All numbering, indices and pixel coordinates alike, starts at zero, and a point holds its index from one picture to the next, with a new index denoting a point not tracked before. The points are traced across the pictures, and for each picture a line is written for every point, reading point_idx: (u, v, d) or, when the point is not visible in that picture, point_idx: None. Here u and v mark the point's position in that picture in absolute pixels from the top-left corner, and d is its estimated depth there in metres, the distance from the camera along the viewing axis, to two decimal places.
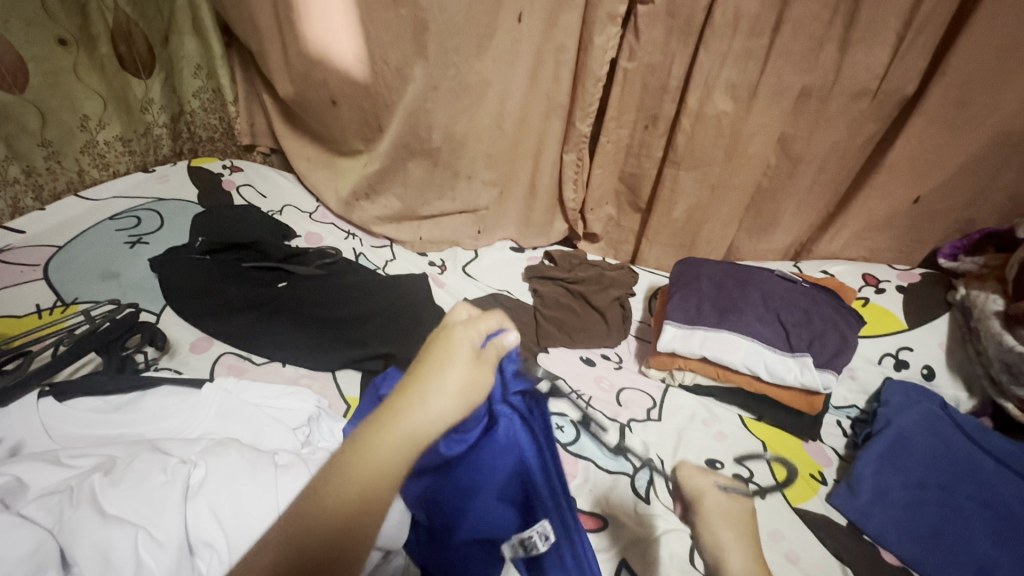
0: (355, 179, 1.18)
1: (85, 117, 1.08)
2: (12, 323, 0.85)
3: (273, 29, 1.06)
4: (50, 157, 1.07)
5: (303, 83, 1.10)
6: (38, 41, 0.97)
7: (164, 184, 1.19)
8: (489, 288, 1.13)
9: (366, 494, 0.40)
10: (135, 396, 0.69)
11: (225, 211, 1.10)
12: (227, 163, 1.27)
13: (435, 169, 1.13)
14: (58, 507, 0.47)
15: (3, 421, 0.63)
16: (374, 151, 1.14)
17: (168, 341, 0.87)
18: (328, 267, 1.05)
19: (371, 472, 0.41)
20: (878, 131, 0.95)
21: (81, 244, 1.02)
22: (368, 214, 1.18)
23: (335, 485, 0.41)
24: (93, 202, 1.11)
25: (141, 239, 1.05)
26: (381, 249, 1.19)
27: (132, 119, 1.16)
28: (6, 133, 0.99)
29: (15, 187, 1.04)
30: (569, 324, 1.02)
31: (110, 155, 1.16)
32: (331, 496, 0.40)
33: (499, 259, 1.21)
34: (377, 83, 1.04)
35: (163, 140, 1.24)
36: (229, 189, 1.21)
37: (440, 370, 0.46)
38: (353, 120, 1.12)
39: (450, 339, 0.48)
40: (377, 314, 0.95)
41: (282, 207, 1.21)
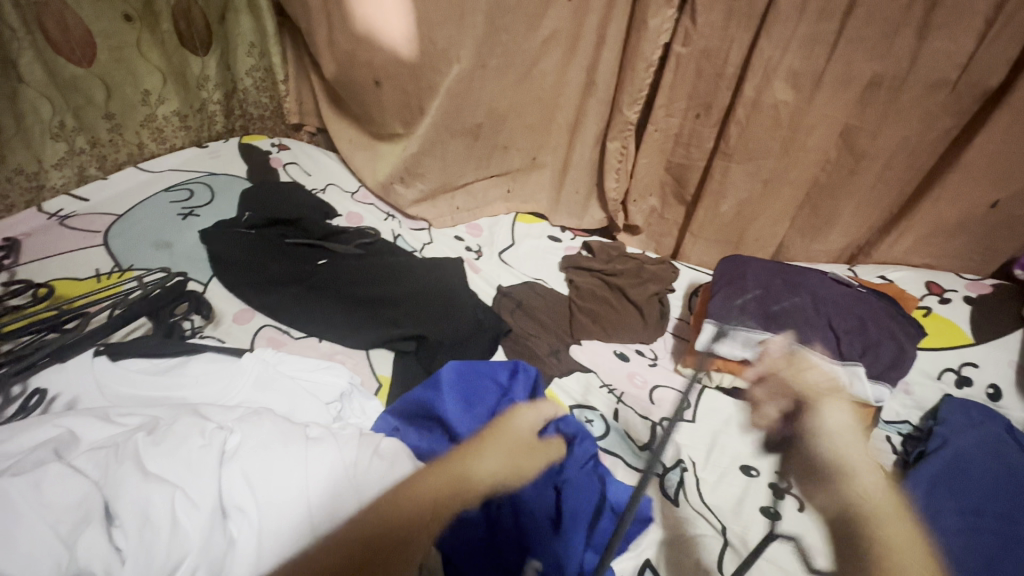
0: (393, 163, 1.18)
1: (146, 92, 1.13)
2: (72, 285, 0.90)
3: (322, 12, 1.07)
4: (114, 129, 1.13)
5: (349, 64, 1.10)
6: (106, 17, 1.01)
7: (215, 160, 1.23)
8: (525, 276, 1.10)
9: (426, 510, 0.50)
10: (181, 360, 0.72)
11: (273, 187, 1.13)
12: (275, 141, 1.31)
13: (475, 143, 1.15)
14: (105, 460, 0.50)
15: (62, 375, 0.67)
16: (413, 134, 1.13)
17: (213, 311, 0.90)
18: (367, 246, 1.06)
19: (423, 494, 0.50)
20: (954, 127, 0.87)
21: (138, 213, 1.07)
22: (407, 197, 1.18)
23: (405, 503, 0.49)
24: (150, 172, 1.16)
25: (192, 211, 1.09)
26: (420, 232, 1.17)
27: (189, 95, 1.21)
28: (74, 104, 1.04)
29: (81, 157, 1.10)
30: (604, 318, 0.99)
31: (167, 129, 1.21)
32: (402, 505, 0.49)
33: (536, 248, 1.17)
34: (423, 64, 1.03)
35: (217, 116, 1.28)
36: (276, 167, 1.24)
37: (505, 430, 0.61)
38: (396, 101, 1.11)
39: (510, 418, 0.63)
40: (411, 296, 0.95)
41: (326, 186, 1.23)
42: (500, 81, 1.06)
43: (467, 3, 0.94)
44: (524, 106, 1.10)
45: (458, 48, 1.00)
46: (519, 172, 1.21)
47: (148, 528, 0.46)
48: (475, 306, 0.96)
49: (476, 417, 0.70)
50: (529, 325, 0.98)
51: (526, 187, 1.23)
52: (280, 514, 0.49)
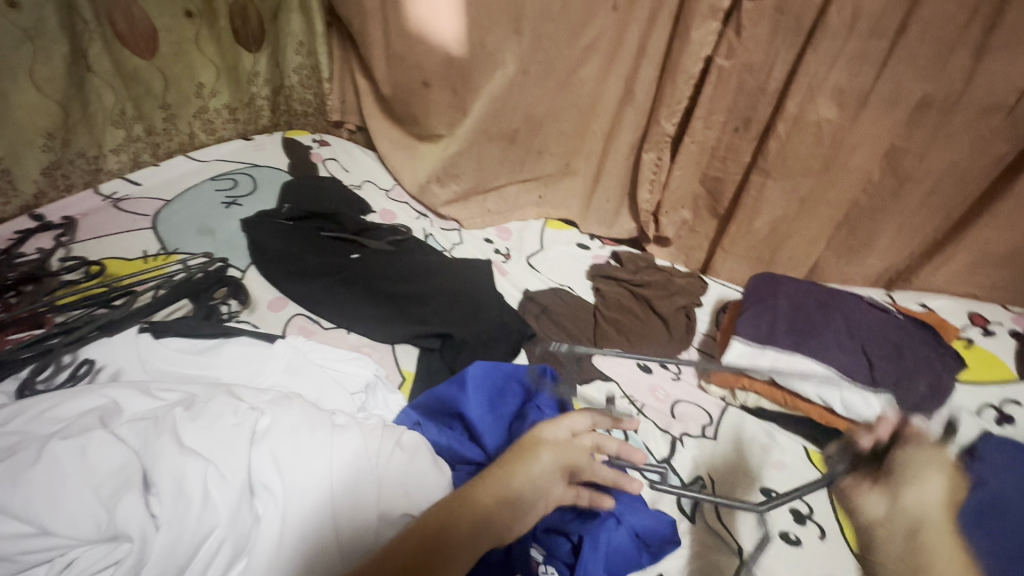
0: (433, 163, 1.19)
1: (200, 84, 1.19)
2: (121, 264, 0.94)
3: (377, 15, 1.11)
4: (168, 119, 1.18)
5: (398, 65, 1.12)
6: (169, 13, 1.07)
7: (259, 153, 1.28)
8: (551, 282, 1.10)
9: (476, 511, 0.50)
10: (217, 341, 0.75)
11: (312, 182, 1.17)
12: (316, 138, 1.37)
13: (511, 147, 1.16)
14: (146, 431, 0.52)
15: (108, 347, 0.71)
16: (454, 135, 1.15)
17: (249, 297, 0.93)
18: (398, 243, 1.09)
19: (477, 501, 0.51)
20: (1008, 152, 0.84)
21: (185, 199, 1.12)
22: (440, 197, 1.21)
23: (460, 507, 0.50)
24: (199, 162, 1.22)
25: (236, 200, 1.13)
26: (450, 231, 1.19)
27: (239, 89, 1.28)
28: (134, 94, 1.10)
29: (136, 143, 1.15)
30: (628, 328, 0.98)
31: (217, 121, 1.27)
32: (453, 520, 0.49)
33: (564, 254, 1.17)
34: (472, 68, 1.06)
35: (264, 111, 1.35)
36: (316, 161, 1.29)
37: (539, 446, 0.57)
38: (442, 102, 1.12)
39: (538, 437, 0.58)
40: (439, 294, 0.97)
41: (362, 183, 1.26)
42: (541, 87, 1.07)
43: (516, 9, 0.97)
44: (562, 113, 1.11)
45: (504, 53, 1.02)
46: (551, 178, 1.21)
47: (182, 498, 0.48)
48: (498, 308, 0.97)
49: (499, 418, 0.72)
50: (552, 330, 0.98)
51: (557, 194, 1.23)
52: (305, 494, 0.51)
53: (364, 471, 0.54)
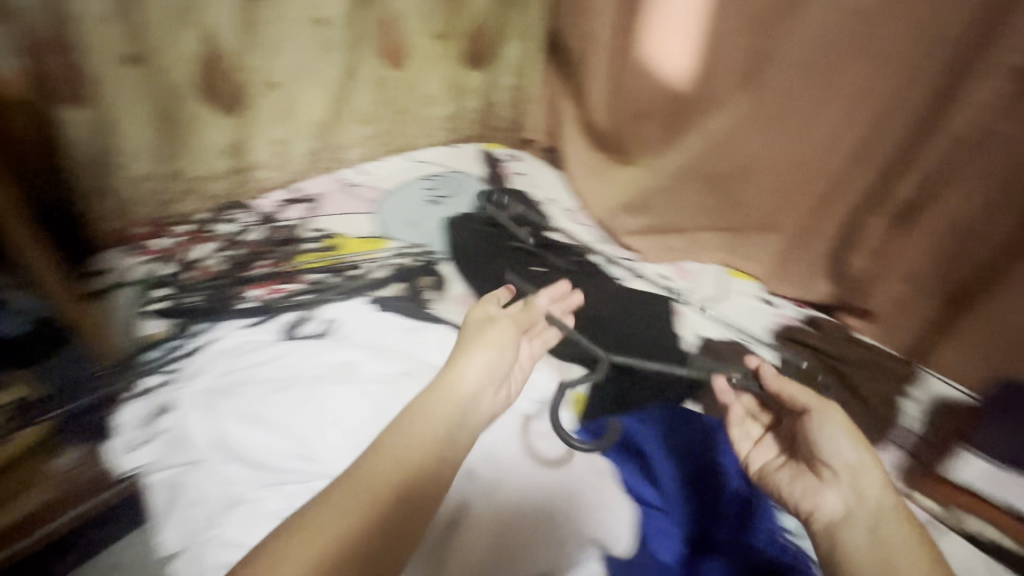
0: (627, 191, 1.22)
1: (427, 95, 1.36)
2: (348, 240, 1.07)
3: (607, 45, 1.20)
4: (399, 122, 1.34)
5: (618, 97, 1.21)
6: (420, 35, 1.27)
7: (462, 159, 1.41)
8: (730, 333, 1.02)
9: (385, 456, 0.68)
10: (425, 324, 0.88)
11: (507, 193, 1.27)
12: (509, 153, 1.46)
13: (713, 191, 1.11)
14: (383, 392, 0.78)
15: (343, 307, 0.88)
16: (657, 170, 1.17)
17: (445, 288, 1.01)
18: (579, 263, 1.12)
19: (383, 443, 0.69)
20: None
21: (398, 194, 1.25)
22: (628, 226, 1.22)
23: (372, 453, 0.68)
24: (412, 163, 1.35)
25: (437, 199, 1.25)
26: (626, 260, 1.18)
27: (455, 102, 1.42)
28: (379, 98, 1.27)
29: (369, 141, 1.30)
30: (823, 402, 0.90)
31: (432, 128, 1.41)
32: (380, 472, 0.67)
33: (744, 306, 1.09)
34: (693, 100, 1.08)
35: (471, 123, 1.47)
36: (507, 174, 1.39)
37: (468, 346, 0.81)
38: (655, 135, 1.17)
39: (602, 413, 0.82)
40: (618, 321, 0.98)
41: (548, 200, 1.32)
42: (765, 136, 1.00)
43: (758, 54, 0.96)
44: (777, 165, 1.01)
45: (732, 94, 1.01)
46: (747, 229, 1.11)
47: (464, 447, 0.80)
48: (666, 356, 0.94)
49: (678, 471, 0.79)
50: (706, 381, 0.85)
51: (750, 245, 1.11)
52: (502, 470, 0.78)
53: (554, 482, 0.78)
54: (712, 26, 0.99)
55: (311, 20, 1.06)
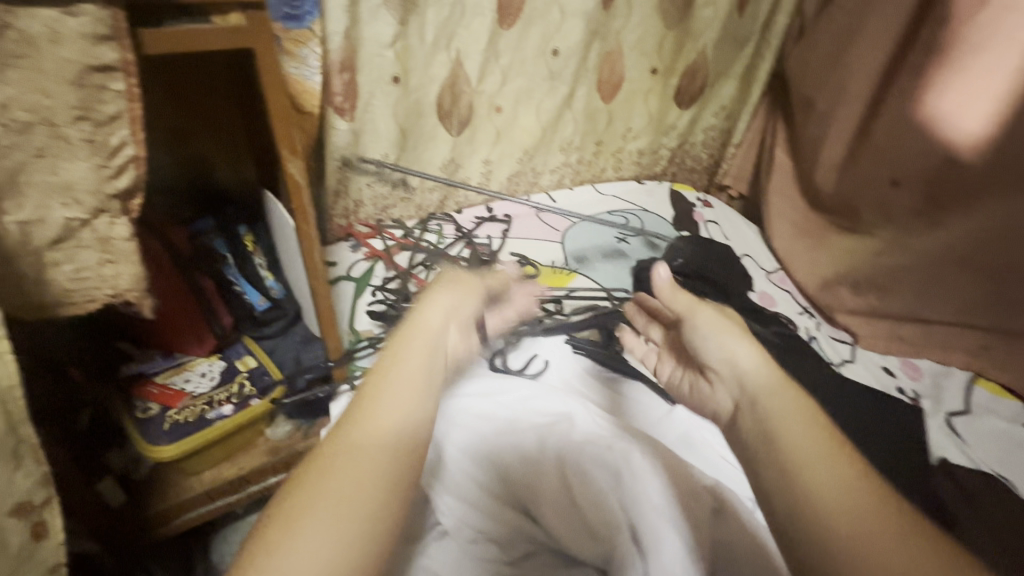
0: (850, 263, 1.10)
1: (629, 129, 1.31)
2: (543, 271, 1.07)
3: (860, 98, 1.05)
4: (596, 153, 1.32)
5: (862, 154, 1.07)
6: (638, 68, 1.21)
7: (649, 199, 1.31)
8: (983, 462, 0.88)
9: (381, 436, 0.52)
10: (624, 379, 0.85)
11: (702, 241, 1.15)
12: (700, 196, 1.33)
13: (983, 279, 0.99)
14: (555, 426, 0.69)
15: (549, 346, 0.86)
16: (907, 247, 1.04)
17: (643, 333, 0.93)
18: (784, 338, 0.98)
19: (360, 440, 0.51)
20: None
21: (587, 226, 1.21)
22: (845, 303, 1.09)
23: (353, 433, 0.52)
24: (599, 195, 1.31)
25: (626, 238, 1.20)
26: (841, 344, 1.05)
27: (655, 138, 1.36)
28: (586, 130, 1.26)
29: (564, 169, 1.30)
30: None
31: (625, 161, 1.37)
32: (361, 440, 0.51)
33: (996, 430, 0.93)
34: (975, 173, 0.93)
35: (662, 160, 1.40)
36: (699, 222, 1.26)
37: (411, 321, 0.62)
38: (904, 207, 1.03)
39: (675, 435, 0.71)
40: (842, 414, 0.87)
41: (743, 255, 1.19)
42: None
43: None
44: None
45: None
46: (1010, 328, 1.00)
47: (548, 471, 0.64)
48: (910, 479, 0.80)
49: None
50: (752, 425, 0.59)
51: (1008, 348, 1.00)
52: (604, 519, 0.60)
53: (551, 455, 0.65)
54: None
55: (546, 52, 1.08)
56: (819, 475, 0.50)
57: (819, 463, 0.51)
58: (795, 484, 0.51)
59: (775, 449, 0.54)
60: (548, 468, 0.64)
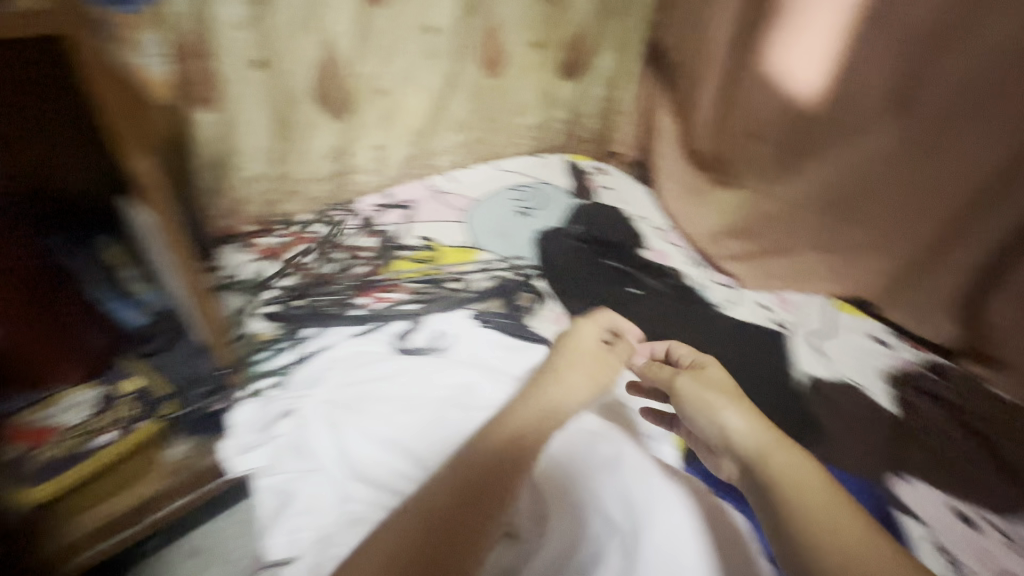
0: (733, 215, 1.19)
1: (522, 103, 1.33)
2: (443, 249, 1.06)
3: (722, 63, 1.18)
4: (490, 131, 1.32)
5: (730, 112, 1.20)
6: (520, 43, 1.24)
7: (548, 171, 1.34)
8: (843, 376, 0.95)
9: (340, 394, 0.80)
10: (525, 345, 0.87)
11: (599, 210, 1.24)
12: (596, 165, 1.38)
13: (830, 211, 1.08)
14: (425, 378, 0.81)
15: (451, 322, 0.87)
16: (775, 193, 1.15)
17: (544, 297, 0.99)
18: (676, 288, 1.08)
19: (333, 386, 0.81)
20: None
21: (489, 202, 1.23)
22: (728, 252, 1.16)
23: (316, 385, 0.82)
24: (499, 171, 1.31)
25: (528, 211, 1.22)
26: (723, 287, 1.11)
27: (549, 113, 1.37)
28: (475, 107, 1.26)
29: (461, 150, 1.28)
30: (948, 463, 0.84)
31: (521, 137, 1.38)
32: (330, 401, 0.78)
33: (857, 346, 1.00)
34: (817, 121, 1.07)
35: (558, 133, 1.43)
36: (594, 188, 1.31)
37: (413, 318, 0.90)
38: (766, 157, 1.17)
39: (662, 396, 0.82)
40: (724, 348, 0.96)
41: (637, 217, 1.25)
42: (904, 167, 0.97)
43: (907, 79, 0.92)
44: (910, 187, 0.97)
45: (872, 121, 0.99)
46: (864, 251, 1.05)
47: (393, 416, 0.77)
48: (774, 391, 0.91)
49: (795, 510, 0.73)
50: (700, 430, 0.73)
51: (862, 268, 1.05)
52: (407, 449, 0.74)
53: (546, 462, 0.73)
54: (851, 45, 0.97)
55: (422, 29, 1.08)
56: (744, 441, 0.66)
57: (774, 453, 0.63)
58: (773, 484, 0.60)
59: (772, 492, 0.60)
60: (425, 441, 0.75)
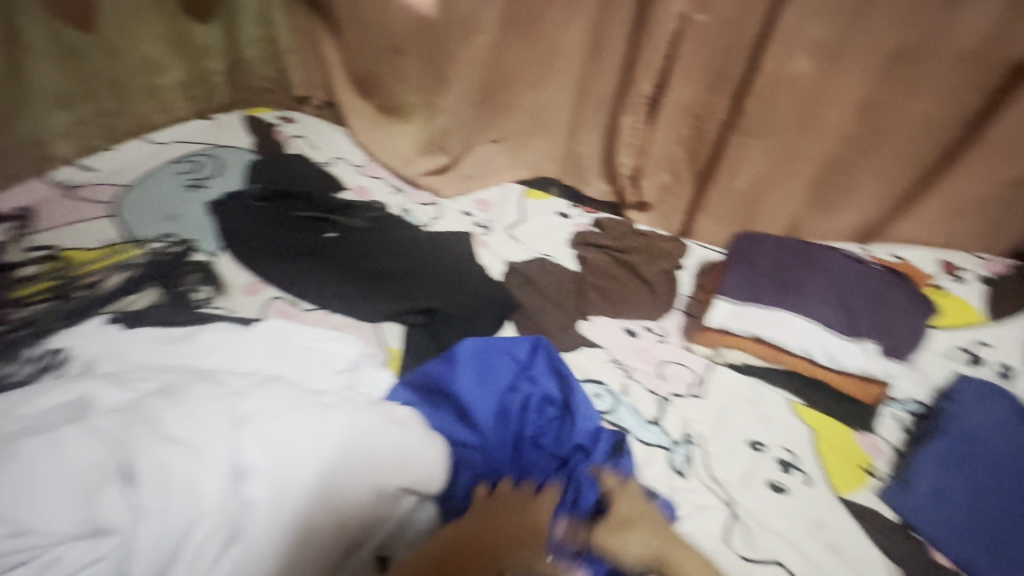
0: (421, 133, 1.21)
1: (147, 59, 1.12)
2: (78, 253, 0.88)
3: None
4: (118, 98, 1.11)
5: (371, 31, 1.15)
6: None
7: (222, 132, 1.21)
8: (534, 253, 1.06)
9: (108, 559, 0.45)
10: (192, 329, 0.71)
11: (280, 159, 1.13)
12: (280, 115, 1.28)
13: (482, 106, 1.15)
14: (126, 420, 0.49)
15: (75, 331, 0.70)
16: (436, 105, 1.17)
17: (221, 281, 0.89)
18: (375, 220, 1.05)
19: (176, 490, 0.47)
20: (973, 101, 0.88)
21: (146, 184, 1.05)
22: (418, 170, 1.19)
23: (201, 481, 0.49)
24: (155, 145, 1.15)
25: (199, 182, 1.07)
26: (427, 206, 1.14)
27: (192, 63, 1.20)
28: (78, 74, 1.04)
29: (85, 126, 1.08)
30: (614, 293, 0.98)
31: (170, 99, 1.19)
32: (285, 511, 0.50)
33: (544, 224, 1.12)
34: (444, 27, 1.08)
35: (220, 88, 1.26)
36: (283, 139, 1.22)
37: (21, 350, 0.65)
38: (418, 71, 1.16)
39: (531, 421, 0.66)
40: (422, 266, 0.95)
41: (332, 160, 1.20)
42: (525, 52, 1.08)
43: None
44: (532, 67, 1.10)
45: (479, 15, 1.05)
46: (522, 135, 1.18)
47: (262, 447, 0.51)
48: (471, 282, 0.94)
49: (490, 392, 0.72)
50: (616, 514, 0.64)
51: (529, 150, 1.19)
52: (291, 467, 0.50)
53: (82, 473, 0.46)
54: None
55: None
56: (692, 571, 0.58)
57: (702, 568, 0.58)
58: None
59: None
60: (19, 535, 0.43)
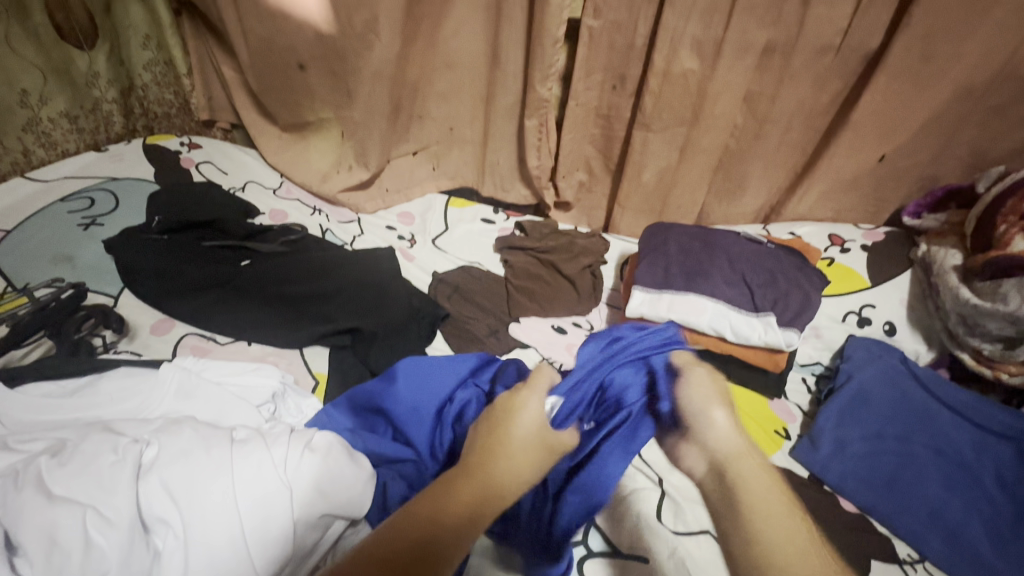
0: (337, 149, 1.19)
1: (23, 91, 1.02)
2: None
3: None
4: None
5: (267, 49, 1.09)
6: None
7: (119, 163, 1.14)
8: (461, 261, 1.09)
9: None
10: (91, 379, 0.67)
11: (183, 188, 1.06)
12: (184, 140, 1.22)
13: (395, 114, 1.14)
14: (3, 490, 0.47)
15: None
16: (345, 120, 1.13)
17: (126, 324, 0.84)
18: (292, 244, 1.02)
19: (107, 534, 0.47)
20: (844, 87, 0.95)
21: (33, 226, 0.98)
22: (336, 187, 1.16)
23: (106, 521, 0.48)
24: (39, 183, 1.06)
25: (95, 220, 1.01)
26: (349, 224, 1.14)
27: (78, 94, 1.11)
28: None
29: None
30: (540, 294, 1.00)
31: (55, 133, 1.11)
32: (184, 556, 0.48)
33: (469, 232, 1.15)
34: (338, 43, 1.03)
35: (114, 116, 1.19)
36: (188, 167, 1.17)
37: None
38: (323, 86, 1.12)
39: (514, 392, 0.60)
40: (344, 288, 0.93)
41: (245, 183, 1.17)
42: (429, 62, 1.08)
43: None
44: (438, 76, 1.10)
45: (376, 30, 0.99)
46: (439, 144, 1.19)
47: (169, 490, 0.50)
48: (395, 297, 0.93)
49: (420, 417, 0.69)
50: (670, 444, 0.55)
51: (450, 158, 1.21)
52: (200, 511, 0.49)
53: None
54: None
55: None
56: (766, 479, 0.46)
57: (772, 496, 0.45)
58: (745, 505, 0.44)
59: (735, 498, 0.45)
60: None
